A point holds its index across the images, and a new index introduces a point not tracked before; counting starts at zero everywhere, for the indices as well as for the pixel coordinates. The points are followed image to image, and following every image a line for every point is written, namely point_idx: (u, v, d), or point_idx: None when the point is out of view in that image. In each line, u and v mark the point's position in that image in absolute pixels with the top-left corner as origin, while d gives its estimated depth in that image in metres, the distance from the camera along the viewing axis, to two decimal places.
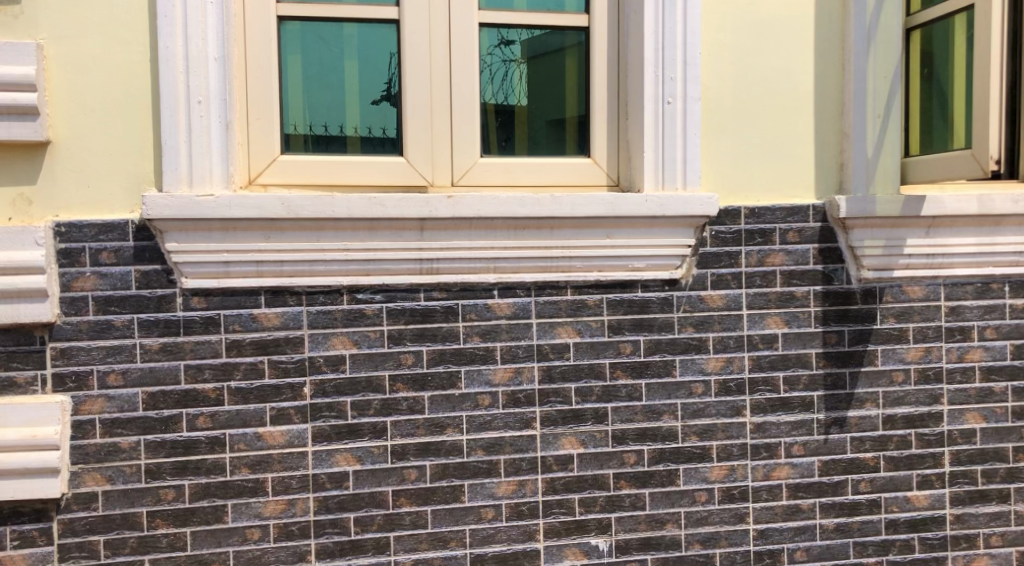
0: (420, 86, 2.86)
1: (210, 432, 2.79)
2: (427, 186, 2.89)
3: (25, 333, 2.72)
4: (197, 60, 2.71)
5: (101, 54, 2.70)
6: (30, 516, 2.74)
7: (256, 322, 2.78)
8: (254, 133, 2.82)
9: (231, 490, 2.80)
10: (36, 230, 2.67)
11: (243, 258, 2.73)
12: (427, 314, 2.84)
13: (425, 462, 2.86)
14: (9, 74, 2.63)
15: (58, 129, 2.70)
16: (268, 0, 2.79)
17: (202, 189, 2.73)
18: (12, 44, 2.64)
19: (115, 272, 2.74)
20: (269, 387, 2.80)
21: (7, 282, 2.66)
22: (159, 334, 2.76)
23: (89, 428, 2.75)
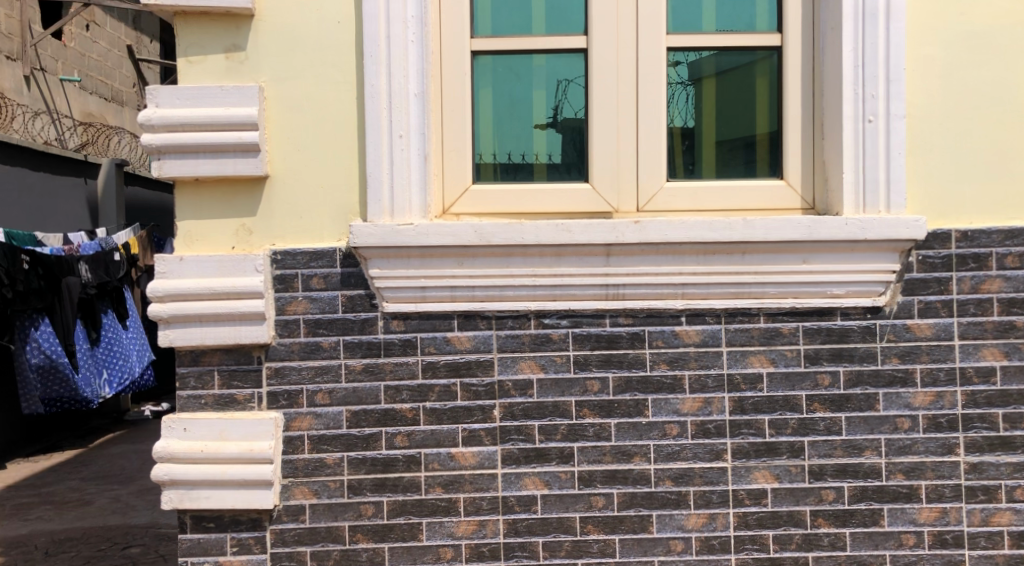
0: (608, 112, 2.88)
1: (407, 450, 2.90)
2: (612, 212, 2.89)
3: (244, 353, 2.94)
4: (399, 96, 2.86)
5: (315, 93, 2.91)
6: (247, 525, 2.94)
7: (450, 345, 2.88)
8: (449, 164, 2.93)
9: (425, 508, 2.90)
10: (255, 258, 2.89)
11: (439, 284, 2.85)
12: (613, 340, 2.83)
13: (613, 490, 2.85)
14: (234, 114, 2.87)
15: (276, 165, 2.92)
16: (464, 36, 2.91)
17: (402, 219, 2.87)
18: (237, 87, 2.88)
19: (324, 297, 2.92)
20: (462, 409, 2.88)
21: (230, 306, 2.89)
22: (362, 355, 2.91)
23: (299, 443, 2.93)
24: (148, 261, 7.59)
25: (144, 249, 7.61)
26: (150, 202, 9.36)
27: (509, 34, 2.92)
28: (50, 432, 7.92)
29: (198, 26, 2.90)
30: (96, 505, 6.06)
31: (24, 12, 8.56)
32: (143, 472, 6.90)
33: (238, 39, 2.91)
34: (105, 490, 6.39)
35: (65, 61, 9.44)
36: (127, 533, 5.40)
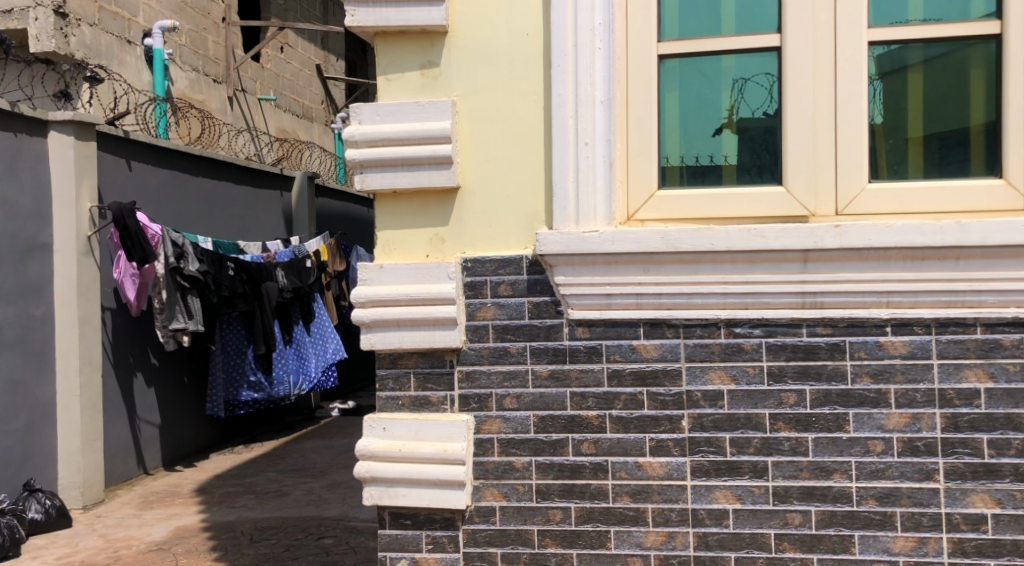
0: (804, 112, 2.75)
1: (594, 458, 2.87)
2: (808, 216, 2.75)
3: (437, 357, 3.00)
4: (586, 103, 2.84)
5: (504, 104, 2.94)
6: (441, 523, 3.00)
7: (636, 353, 2.83)
8: (634, 171, 2.88)
9: (613, 516, 2.86)
10: (448, 265, 2.95)
11: (624, 290, 2.81)
12: (811, 351, 2.72)
13: (810, 508, 2.72)
14: (429, 128, 2.93)
15: (466, 176, 2.97)
16: (651, 40, 2.85)
17: (588, 226, 2.85)
18: (432, 102, 2.95)
19: (511, 303, 2.94)
20: (649, 418, 2.82)
21: (424, 311, 2.95)
22: (548, 361, 2.91)
23: (488, 446, 2.96)
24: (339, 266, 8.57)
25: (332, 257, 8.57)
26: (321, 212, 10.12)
27: (697, 36, 2.85)
28: (249, 425, 8.73)
29: (398, 44, 2.99)
30: (291, 496, 6.62)
31: (228, 38, 9.70)
32: (333, 467, 7.36)
33: (432, 55, 2.98)
34: (299, 483, 6.90)
35: (263, 82, 10.52)
36: (320, 525, 5.88)
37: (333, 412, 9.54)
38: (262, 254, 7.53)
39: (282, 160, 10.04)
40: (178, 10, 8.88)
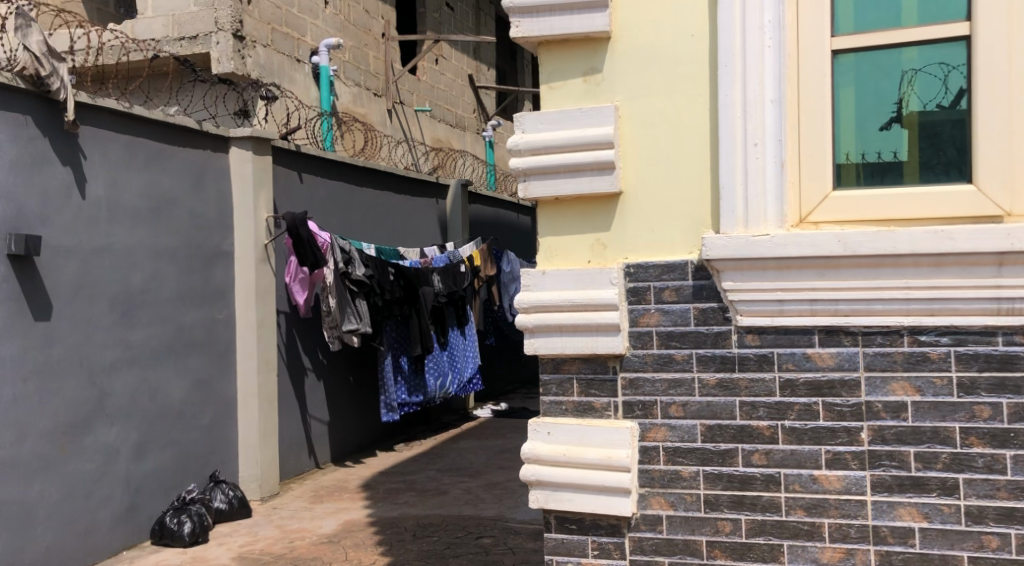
0: (997, 105, 2.63)
1: (765, 470, 2.80)
2: (1003, 216, 2.62)
3: (600, 362, 2.98)
4: (754, 103, 2.80)
5: (668, 107, 2.92)
6: (606, 529, 2.98)
7: (811, 361, 2.76)
8: (808, 171, 2.79)
9: (787, 530, 2.78)
10: (611, 271, 2.94)
11: (798, 296, 2.75)
12: (1008, 361, 2.60)
13: (1009, 531, 2.61)
14: (592, 133, 2.94)
15: (630, 181, 2.96)
16: (824, 35, 2.77)
17: (758, 229, 2.80)
18: (596, 109, 2.96)
19: (675, 309, 2.90)
20: (824, 430, 2.75)
21: (587, 316, 2.95)
22: (716, 369, 2.85)
23: (654, 454, 2.92)
24: (489, 271, 8.96)
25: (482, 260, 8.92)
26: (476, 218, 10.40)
27: (874, 29, 2.76)
28: (407, 424, 8.95)
29: (560, 53, 3.03)
30: (452, 495, 6.74)
31: (388, 53, 9.97)
32: (490, 467, 7.45)
33: (596, 62, 3.00)
34: (458, 483, 7.01)
35: (420, 93, 10.81)
36: (480, 525, 5.97)
37: (488, 414, 9.66)
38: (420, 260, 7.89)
39: (438, 169, 10.29)
40: (342, 27, 9.23)
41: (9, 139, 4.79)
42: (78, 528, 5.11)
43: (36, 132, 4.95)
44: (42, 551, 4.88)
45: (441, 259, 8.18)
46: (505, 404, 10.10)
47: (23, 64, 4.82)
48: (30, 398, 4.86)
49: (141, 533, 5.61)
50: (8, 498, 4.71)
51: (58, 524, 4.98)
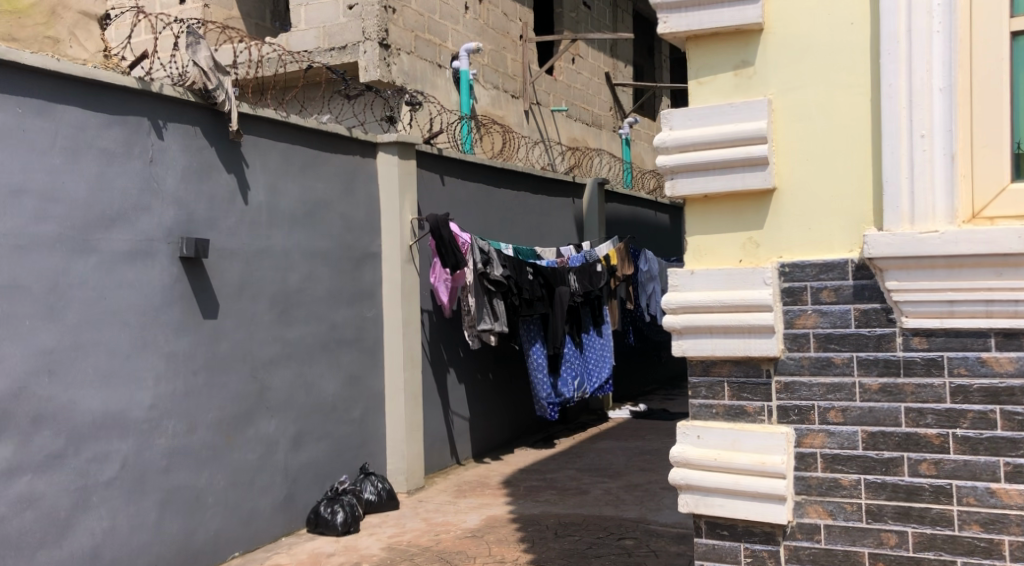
0: None
1: (934, 481, 2.76)
2: None
3: (753, 365, 3.00)
4: (923, 91, 2.78)
5: (826, 99, 2.91)
6: (760, 537, 2.99)
7: (985, 366, 2.71)
8: (980, 162, 2.76)
9: (960, 546, 2.74)
10: (764, 270, 2.95)
11: (973, 296, 2.71)
12: None
13: None
14: (745, 128, 2.95)
15: (783, 177, 2.96)
16: (999, 19, 2.73)
17: (925, 226, 2.78)
18: (747, 102, 2.97)
19: (834, 310, 2.89)
20: (1002, 440, 2.69)
21: (739, 318, 2.96)
22: (878, 374, 2.83)
23: (811, 460, 2.92)
24: (626, 270, 8.88)
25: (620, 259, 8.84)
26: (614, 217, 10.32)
27: None
28: (545, 423, 8.97)
29: (710, 46, 3.05)
30: (592, 495, 6.68)
31: (525, 55, 10.00)
32: (630, 468, 7.36)
33: (748, 54, 3.01)
34: (597, 482, 6.96)
35: (558, 93, 10.81)
36: (620, 525, 5.91)
37: (626, 414, 9.54)
38: (556, 259, 7.89)
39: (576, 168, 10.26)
40: (481, 32, 9.31)
41: (181, 148, 5.04)
42: (241, 516, 5.33)
43: (205, 142, 5.19)
44: (210, 536, 5.10)
45: (577, 258, 8.15)
46: (644, 405, 9.96)
47: (192, 79, 5.06)
48: (200, 390, 5.09)
49: (298, 521, 5.81)
50: (181, 484, 4.95)
51: (224, 511, 5.20)
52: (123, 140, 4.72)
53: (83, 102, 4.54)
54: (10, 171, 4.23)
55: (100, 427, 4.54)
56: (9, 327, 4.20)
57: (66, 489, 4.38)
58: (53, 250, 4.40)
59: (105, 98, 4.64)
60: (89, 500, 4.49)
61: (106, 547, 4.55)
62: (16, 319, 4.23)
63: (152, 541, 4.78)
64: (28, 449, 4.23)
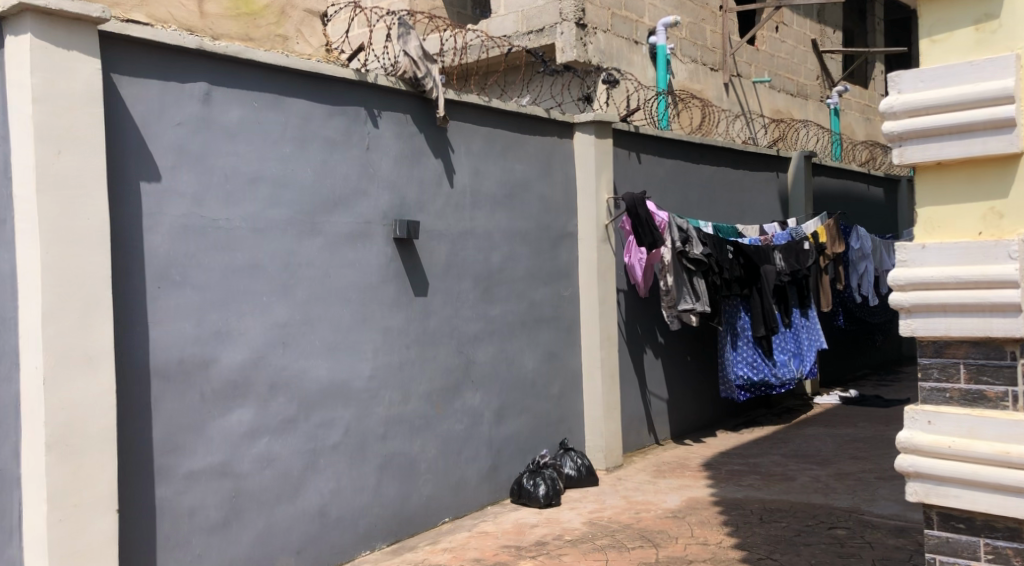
0: None
1: None
2: None
3: (994, 347, 3.01)
4: None
5: None
6: (1003, 533, 3.00)
7: None
8: None
9: None
10: (1009, 244, 2.96)
11: None
12: None
13: None
14: (989, 88, 2.98)
15: None
16: None
17: None
18: (991, 60, 3.01)
19: None
20: None
21: (980, 296, 2.99)
22: None
23: None
24: (836, 249, 8.50)
25: (830, 236, 8.47)
26: (823, 192, 9.94)
27: None
28: (747, 408, 8.72)
29: (944, 7, 3.12)
30: (798, 482, 6.43)
31: (726, 26, 9.68)
32: (840, 456, 7.04)
33: (989, 10, 3.05)
34: (805, 469, 6.68)
35: (759, 64, 10.43)
36: (830, 514, 5.69)
37: (835, 400, 9.14)
38: (760, 238, 7.81)
39: (779, 142, 9.91)
40: (678, 6, 9.08)
41: (395, 135, 5.64)
42: (451, 483, 5.91)
43: (416, 128, 5.77)
44: (422, 501, 5.70)
45: (783, 236, 7.95)
46: (855, 391, 9.50)
47: (404, 69, 5.64)
48: (415, 363, 5.67)
49: (503, 490, 6.32)
50: (399, 451, 5.57)
51: (435, 477, 5.80)
52: (342, 130, 5.33)
53: (306, 95, 5.14)
54: (249, 162, 4.87)
55: (326, 395, 5.18)
56: (251, 301, 4.85)
57: (298, 450, 5.02)
58: (288, 232, 5.03)
59: (329, 90, 5.26)
60: (317, 462, 5.13)
61: (332, 505, 5.20)
62: (256, 296, 4.87)
63: (373, 501, 5.42)
64: (266, 413, 4.88)
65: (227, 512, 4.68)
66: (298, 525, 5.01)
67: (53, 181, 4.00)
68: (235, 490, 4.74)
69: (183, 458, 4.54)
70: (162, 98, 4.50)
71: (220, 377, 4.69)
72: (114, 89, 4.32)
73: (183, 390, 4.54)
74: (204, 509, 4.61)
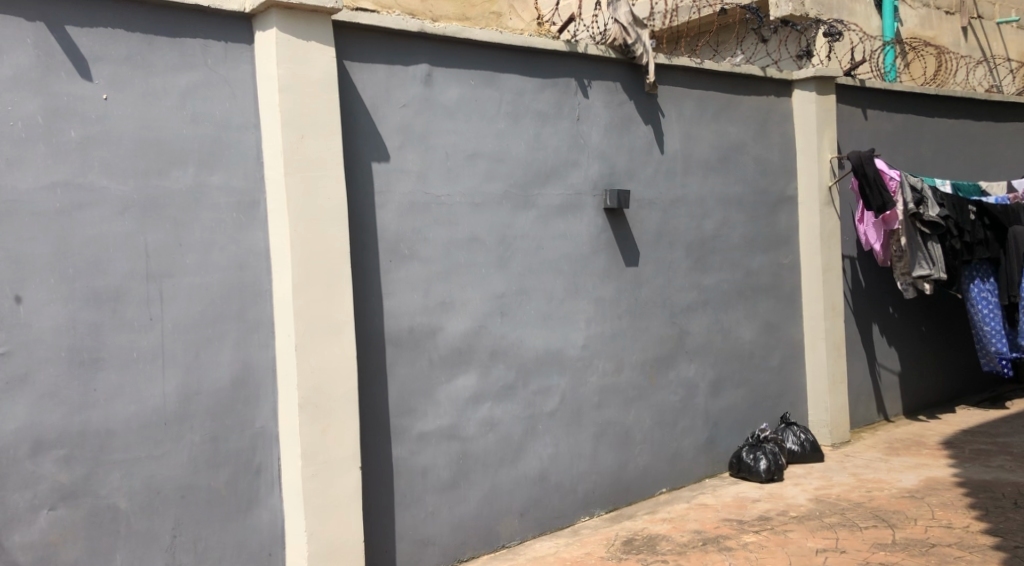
0: None
1: None
2: None
3: None
4: None
5: None
6: None
7: None
8: None
9: None
10: None
11: None
12: None
13: None
14: None
15: None
16: None
17: None
18: None
19: None
20: None
21: None
22: None
23: None
24: None
25: None
26: None
27: None
28: (988, 382, 8.54)
29: None
30: None
31: None
32: None
33: None
34: None
35: (1003, 3, 9.65)
36: None
37: None
38: (1006, 196, 7.61)
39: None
40: None
41: (605, 104, 6.19)
42: (668, 454, 6.47)
43: (625, 97, 6.29)
44: (639, 469, 6.32)
45: None
46: None
47: (613, 37, 6.18)
48: (627, 333, 6.26)
49: (721, 463, 6.79)
50: (613, 420, 6.20)
51: (651, 446, 6.38)
52: (554, 101, 5.95)
53: (522, 71, 5.83)
54: (467, 139, 5.60)
55: (543, 363, 5.88)
56: (472, 273, 5.61)
57: (518, 417, 5.77)
58: (503, 204, 5.72)
59: (540, 63, 5.89)
60: (537, 428, 5.88)
61: (551, 470, 5.92)
62: (476, 266, 5.63)
63: (591, 467, 6.11)
64: (487, 379, 5.66)
65: (455, 473, 5.54)
66: (520, 488, 5.79)
67: (299, 166, 4.97)
68: (462, 453, 5.57)
69: (415, 421, 5.43)
70: (390, 80, 5.36)
71: (446, 344, 5.52)
72: (347, 75, 5.21)
73: (413, 354, 5.40)
74: (435, 470, 5.49)
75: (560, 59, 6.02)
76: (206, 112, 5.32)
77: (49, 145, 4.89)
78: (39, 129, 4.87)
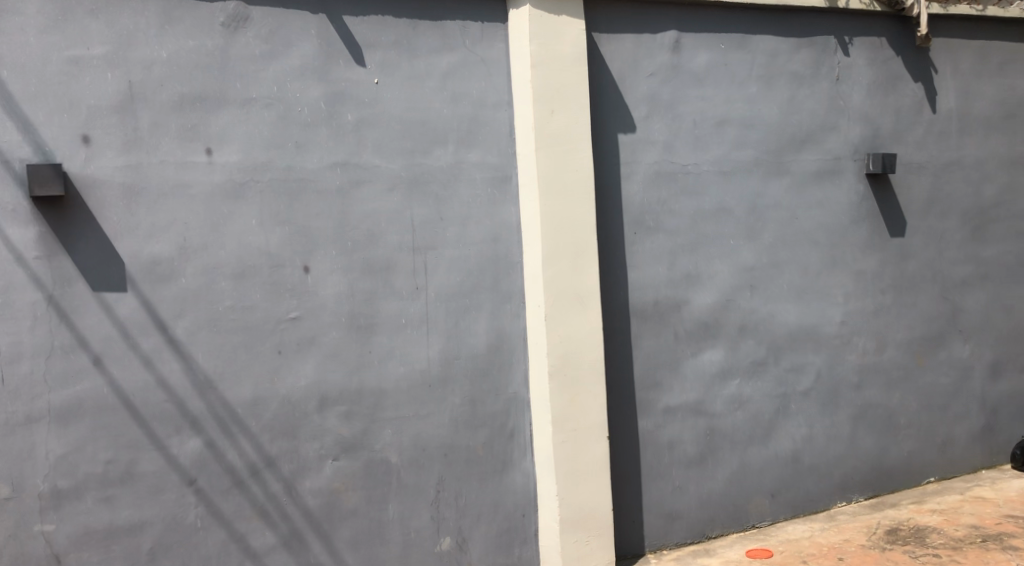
0: None
1: None
2: None
3: None
4: None
5: None
6: None
7: None
8: None
9: None
10: None
11: None
12: None
13: None
14: None
15: None
16: None
17: None
18: None
19: None
20: None
21: None
22: None
23: None
24: None
25: None
26: None
27: None
28: None
29: None
30: None
31: None
32: None
33: None
34: None
35: None
36: None
37: None
38: None
39: None
40: None
41: (868, 62, 6.08)
42: (938, 441, 6.26)
43: (890, 53, 6.15)
44: (904, 455, 6.15)
45: None
46: None
47: None
48: (891, 308, 6.12)
49: (1003, 454, 6.48)
50: (874, 402, 6.07)
51: (919, 431, 6.20)
52: (811, 62, 5.91)
53: (775, 30, 5.81)
54: (716, 107, 5.66)
55: (796, 339, 5.86)
56: (721, 245, 5.68)
57: (769, 395, 5.78)
58: (754, 172, 5.74)
59: (793, 22, 5.86)
60: (790, 407, 5.86)
61: (805, 452, 5.90)
62: (726, 238, 5.69)
63: (849, 451, 6.01)
64: (736, 354, 5.70)
65: (704, 448, 5.62)
66: (771, 466, 5.80)
67: (550, 140, 5.22)
68: (710, 429, 5.65)
69: (661, 395, 5.56)
70: (637, 51, 5.50)
71: (692, 317, 5.62)
72: (597, 48, 5.41)
73: (658, 326, 5.55)
74: (682, 445, 5.60)
75: (817, 17, 5.95)
76: (464, 91, 5.58)
77: (330, 127, 5.34)
78: (322, 113, 5.33)
